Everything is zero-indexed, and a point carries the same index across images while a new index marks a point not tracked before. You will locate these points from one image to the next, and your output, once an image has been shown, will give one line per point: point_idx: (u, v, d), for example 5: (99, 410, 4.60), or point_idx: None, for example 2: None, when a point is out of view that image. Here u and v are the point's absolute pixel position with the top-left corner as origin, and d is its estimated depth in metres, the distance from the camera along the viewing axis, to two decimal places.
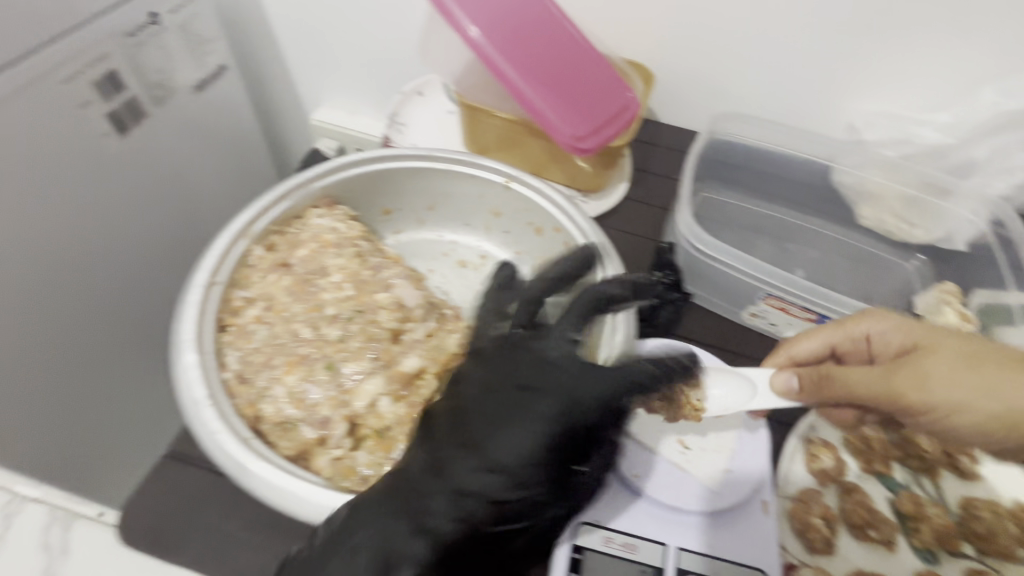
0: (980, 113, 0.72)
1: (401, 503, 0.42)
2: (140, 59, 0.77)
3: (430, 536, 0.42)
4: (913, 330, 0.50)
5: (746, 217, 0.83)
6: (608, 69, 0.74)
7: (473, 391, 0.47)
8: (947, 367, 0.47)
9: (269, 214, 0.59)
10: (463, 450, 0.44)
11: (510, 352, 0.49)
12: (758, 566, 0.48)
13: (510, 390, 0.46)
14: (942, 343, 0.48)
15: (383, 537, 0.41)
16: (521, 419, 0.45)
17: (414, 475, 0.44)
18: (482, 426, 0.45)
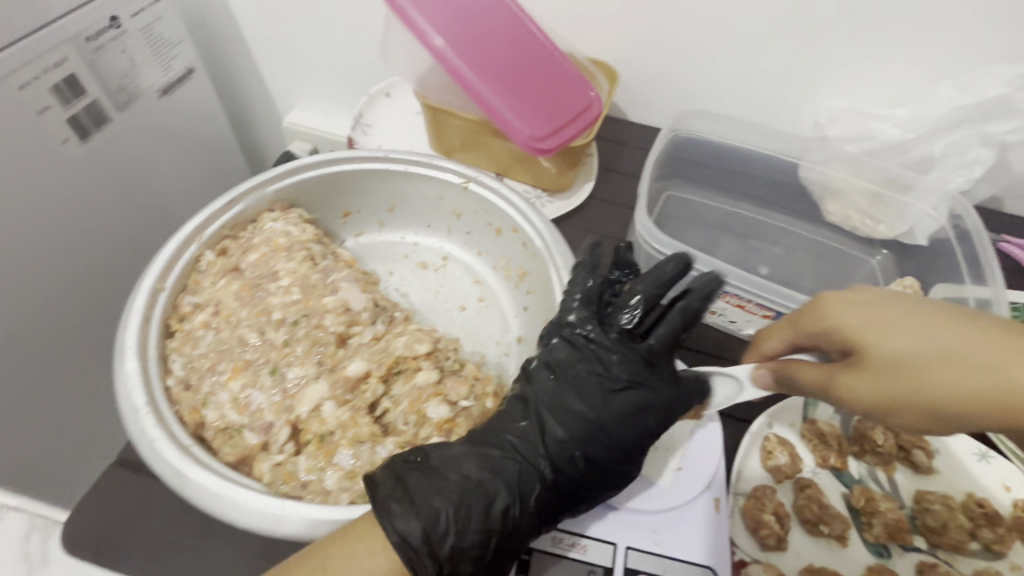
0: (937, 109, 0.72)
1: (496, 459, 0.46)
2: (99, 65, 0.73)
3: (533, 489, 0.46)
4: (849, 323, 0.44)
5: (712, 215, 0.83)
6: (569, 67, 0.73)
7: (580, 372, 0.50)
8: (881, 373, 0.42)
9: (220, 218, 0.60)
10: (570, 428, 0.48)
11: (625, 345, 0.50)
12: (705, 564, 0.48)
13: (620, 381, 0.49)
14: (879, 339, 0.42)
15: (476, 484, 0.44)
16: (634, 409, 0.49)
17: (517, 442, 0.47)
18: (595, 408, 0.49)
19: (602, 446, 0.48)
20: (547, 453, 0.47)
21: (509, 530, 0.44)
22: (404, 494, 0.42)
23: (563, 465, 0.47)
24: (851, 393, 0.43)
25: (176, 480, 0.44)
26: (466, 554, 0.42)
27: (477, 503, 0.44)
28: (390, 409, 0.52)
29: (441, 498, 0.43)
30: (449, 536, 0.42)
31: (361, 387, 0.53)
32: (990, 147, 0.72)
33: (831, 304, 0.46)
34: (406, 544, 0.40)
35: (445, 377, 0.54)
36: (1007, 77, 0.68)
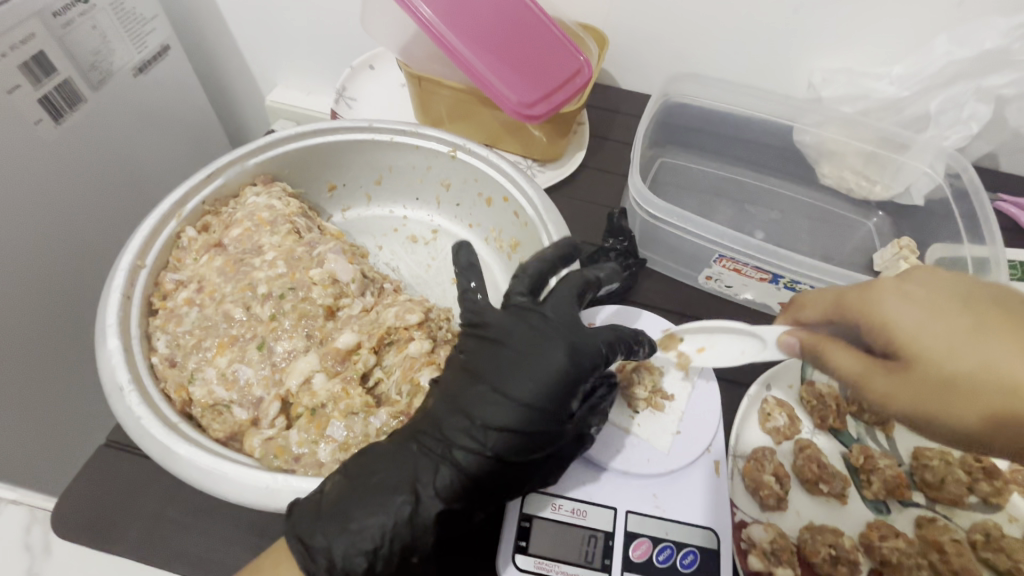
0: (932, 63, 0.70)
1: (401, 450, 0.45)
2: (70, 42, 0.70)
3: (438, 475, 0.43)
4: (907, 327, 0.40)
5: (705, 180, 0.81)
6: (557, 30, 0.70)
7: (480, 354, 0.47)
8: (925, 386, 0.39)
9: (200, 193, 0.60)
10: (473, 411, 0.45)
11: (521, 313, 0.49)
12: (702, 523, 0.49)
13: (520, 347, 0.46)
14: (938, 350, 0.38)
15: (376, 479, 0.43)
16: (541, 369, 0.45)
17: (421, 433, 0.46)
18: (500, 381, 0.45)
19: (514, 418, 0.44)
20: (446, 437, 0.44)
21: (411, 525, 0.42)
22: (310, 497, 0.42)
23: (472, 446, 0.44)
24: (886, 399, 0.41)
25: (164, 457, 0.43)
26: (360, 550, 0.40)
27: (375, 497, 0.42)
28: (383, 379, 0.52)
29: (343, 497, 0.42)
30: (345, 536, 0.41)
31: (352, 359, 0.52)
32: (986, 103, 0.70)
33: (887, 297, 0.42)
34: (302, 544, 0.40)
35: (437, 347, 0.54)
36: (1003, 29, 0.66)
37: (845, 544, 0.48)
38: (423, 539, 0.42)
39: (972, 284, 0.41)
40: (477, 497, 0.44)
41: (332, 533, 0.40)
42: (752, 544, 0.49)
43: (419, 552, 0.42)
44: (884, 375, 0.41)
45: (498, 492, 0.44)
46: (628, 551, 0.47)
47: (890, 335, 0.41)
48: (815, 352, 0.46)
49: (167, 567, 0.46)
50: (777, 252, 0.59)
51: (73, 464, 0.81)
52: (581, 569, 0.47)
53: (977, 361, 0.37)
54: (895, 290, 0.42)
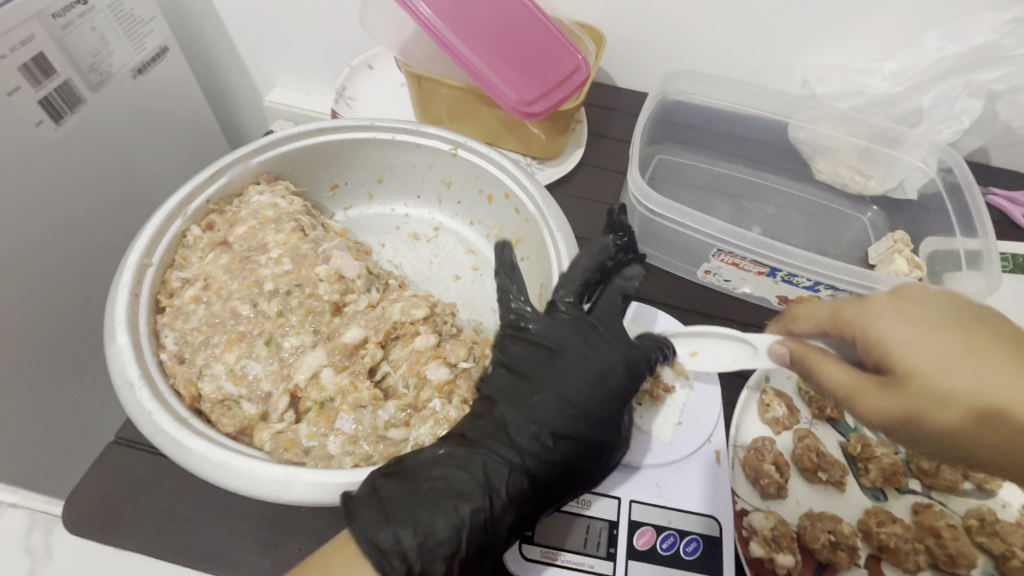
0: (925, 58, 0.71)
1: (462, 456, 0.45)
2: (69, 43, 0.70)
3: (505, 478, 0.45)
4: (901, 346, 0.39)
5: (702, 177, 0.82)
6: (555, 29, 0.71)
7: (532, 359, 0.50)
8: (914, 406, 0.39)
9: (204, 192, 0.61)
10: (535, 415, 0.48)
11: (576, 320, 0.52)
12: (706, 511, 0.50)
13: (579, 355, 0.50)
14: (931, 370, 0.38)
15: (446, 484, 0.43)
16: (598, 374, 0.49)
17: (483, 439, 0.47)
18: (560, 385, 0.49)
19: (574, 422, 0.48)
20: (512, 441, 0.47)
21: (481, 528, 0.43)
22: (376, 503, 0.42)
23: (536, 451, 0.47)
24: (875, 414, 0.41)
25: (175, 452, 0.44)
26: (437, 552, 0.41)
27: (448, 500, 0.43)
28: (390, 373, 0.53)
29: (413, 501, 0.42)
30: (419, 536, 0.41)
31: (360, 353, 0.53)
32: (977, 98, 0.72)
33: (880, 313, 0.41)
34: (374, 548, 0.40)
35: (443, 341, 0.54)
36: (994, 24, 0.67)
37: (843, 530, 0.49)
38: (489, 538, 0.43)
39: (962, 300, 0.41)
40: (543, 497, 0.46)
41: (406, 537, 0.40)
42: (753, 531, 0.49)
43: (485, 553, 0.43)
44: (875, 392, 0.40)
45: (550, 489, 0.47)
46: (632, 540, 0.48)
47: (882, 352, 0.41)
48: (806, 362, 0.46)
49: (180, 561, 0.46)
50: (773, 245, 0.60)
51: (75, 465, 0.81)
52: (587, 557, 0.47)
53: (968, 382, 0.37)
54: (892, 306, 0.41)
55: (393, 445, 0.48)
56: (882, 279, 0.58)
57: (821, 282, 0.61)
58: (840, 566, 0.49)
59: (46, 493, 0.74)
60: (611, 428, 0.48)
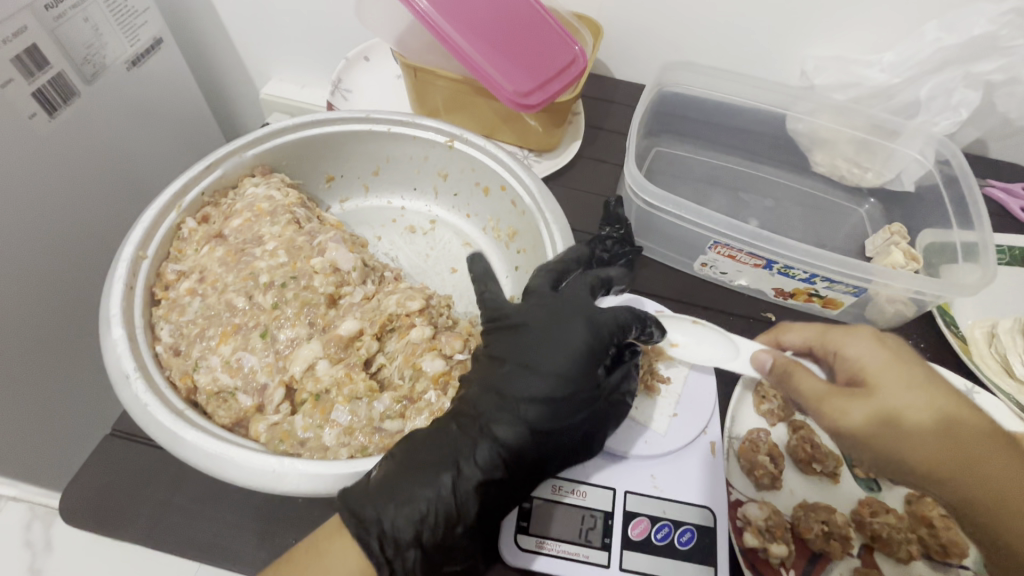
0: (923, 49, 0.70)
1: (439, 428, 0.46)
2: (62, 35, 0.69)
3: (478, 449, 0.46)
4: (876, 364, 0.47)
5: (700, 169, 0.82)
6: (551, 19, 0.70)
7: (504, 340, 0.51)
8: (876, 414, 0.45)
9: (200, 183, 0.61)
10: (503, 388, 0.48)
11: (544, 303, 0.53)
12: (701, 502, 0.50)
13: (544, 330, 0.50)
14: (898, 386, 0.46)
15: (426, 458, 0.44)
16: (562, 342, 0.49)
17: (458, 412, 0.48)
18: (526, 357, 0.49)
19: (541, 388, 0.48)
20: (483, 413, 0.47)
21: (453, 495, 0.43)
22: (364, 481, 0.42)
23: (507, 419, 0.47)
24: (844, 417, 0.46)
25: (170, 443, 0.44)
26: (406, 516, 0.41)
27: (427, 474, 0.43)
28: (385, 365, 0.53)
29: (390, 470, 0.43)
30: (396, 505, 0.42)
31: (355, 345, 0.53)
32: (975, 89, 0.71)
33: (856, 337, 0.49)
34: (349, 512, 0.41)
35: (439, 333, 0.54)
36: (992, 14, 0.67)
37: (837, 520, 0.50)
38: (463, 505, 0.44)
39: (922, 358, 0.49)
40: (523, 466, 0.47)
41: (386, 508, 0.41)
42: (747, 522, 0.50)
43: (459, 520, 0.43)
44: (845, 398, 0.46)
45: (524, 454, 0.47)
46: (627, 530, 0.49)
47: (859, 370, 0.47)
48: (789, 372, 0.49)
49: (179, 552, 0.47)
50: (769, 238, 0.60)
51: (74, 458, 0.81)
52: (581, 547, 0.48)
53: (924, 401, 0.45)
54: (869, 334, 0.49)
55: (389, 437, 0.48)
56: (876, 270, 0.58)
57: (817, 274, 0.61)
58: (833, 556, 0.49)
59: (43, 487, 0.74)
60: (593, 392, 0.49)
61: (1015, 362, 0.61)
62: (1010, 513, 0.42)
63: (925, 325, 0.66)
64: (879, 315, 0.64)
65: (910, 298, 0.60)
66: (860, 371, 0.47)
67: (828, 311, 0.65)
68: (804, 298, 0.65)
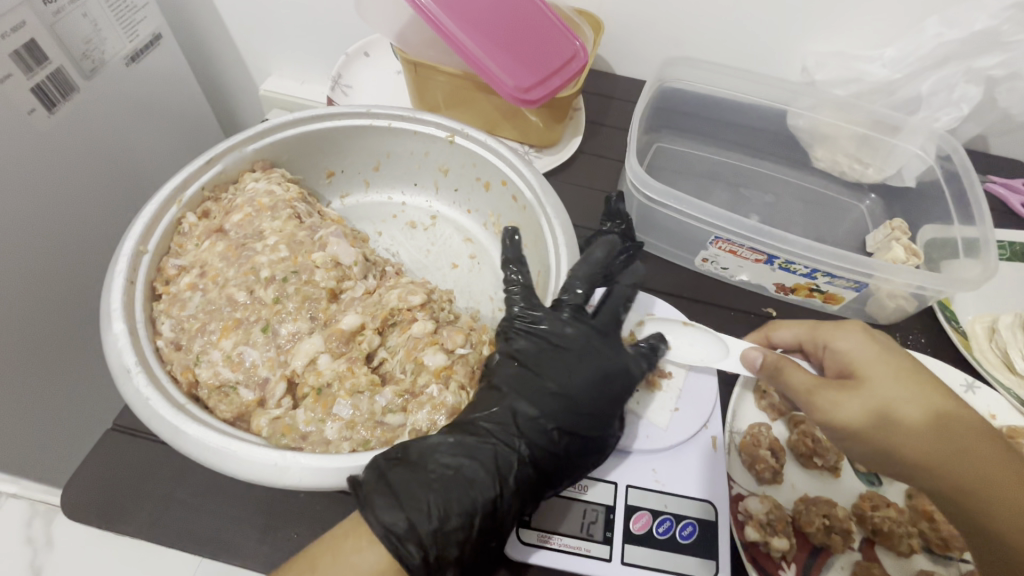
0: (924, 45, 0.70)
1: (470, 443, 0.45)
2: (61, 30, 0.69)
3: (511, 466, 0.45)
4: (864, 357, 0.47)
5: (699, 165, 0.82)
6: (552, 15, 0.70)
7: (539, 353, 0.51)
8: (867, 408, 0.45)
9: (200, 178, 0.60)
10: (540, 412, 0.48)
11: (580, 323, 0.53)
12: (702, 497, 0.50)
13: (581, 353, 0.51)
14: (886, 379, 0.45)
15: (457, 471, 0.43)
16: (596, 368, 0.51)
17: (490, 427, 0.47)
18: (562, 381, 0.50)
19: (578, 421, 0.49)
20: (520, 432, 0.47)
21: (493, 514, 0.43)
22: (388, 490, 0.41)
23: (541, 442, 0.47)
24: (836, 410, 0.45)
25: (171, 436, 0.44)
26: (451, 538, 0.41)
27: (459, 487, 0.43)
28: (387, 359, 0.54)
29: (424, 489, 0.42)
30: (431, 522, 0.41)
31: (357, 340, 0.53)
32: (976, 84, 0.71)
33: (845, 330, 0.49)
34: (390, 535, 0.40)
35: (441, 327, 0.54)
36: (994, 9, 0.66)
37: (838, 514, 0.49)
38: (502, 522, 0.44)
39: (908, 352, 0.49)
40: (546, 487, 0.47)
41: (420, 523, 0.41)
42: (749, 516, 0.50)
43: (495, 535, 0.44)
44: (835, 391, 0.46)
45: (552, 479, 0.47)
46: (628, 524, 0.49)
47: (847, 363, 0.48)
48: (781, 366, 0.49)
49: (180, 547, 0.47)
50: (769, 232, 0.60)
51: (74, 452, 0.81)
52: (583, 542, 0.48)
53: (912, 394, 0.45)
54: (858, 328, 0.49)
55: (391, 430, 0.48)
56: (875, 263, 0.58)
57: (818, 270, 0.61)
58: (834, 549, 0.49)
59: (44, 482, 0.74)
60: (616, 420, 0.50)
61: (1015, 357, 0.61)
62: (1008, 511, 0.42)
63: (925, 320, 0.66)
64: (880, 310, 0.64)
65: (911, 293, 0.60)
66: (850, 363, 0.47)
67: (829, 306, 0.65)
68: (805, 293, 0.65)
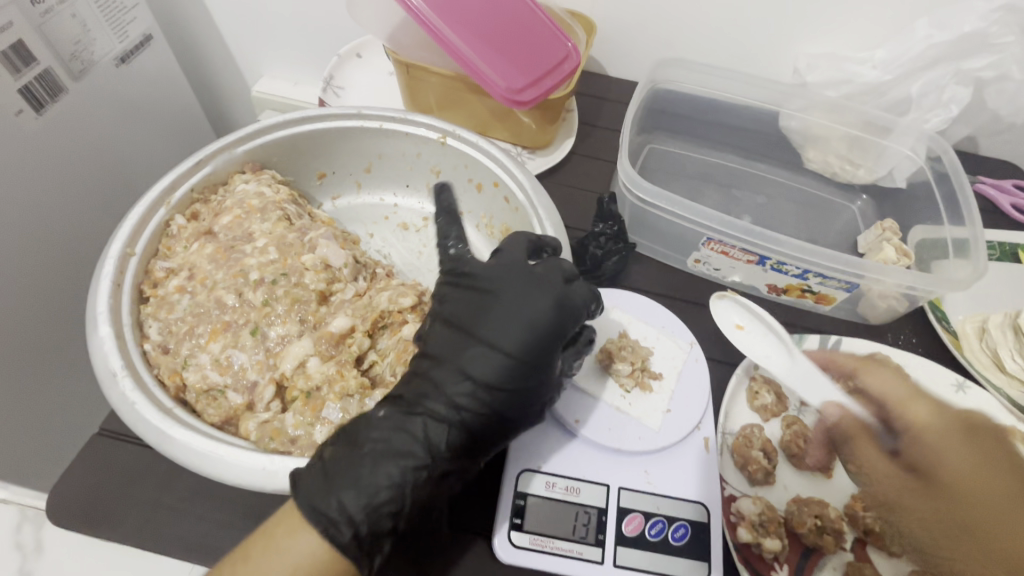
0: (913, 47, 0.71)
1: (401, 416, 0.45)
2: (49, 31, 0.68)
3: (440, 436, 0.45)
4: (935, 430, 0.42)
5: (692, 166, 0.82)
6: (544, 16, 0.70)
7: (466, 307, 0.49)
8: (937, 497, 0.40)
9: (188, 180, 0.60)
10: (469, 371, 0.46)
11: (507, 270, 0.50)
12: (694, 498, 0.50)
13: (506, 301, 0.48)
14: (951, 459, 0.40)
15: (387, 445, 0.44)
16: (522, 315, 0.47)
17: (421, 397, 0.46)
18: (492, 335, 0.47)
19: (505, 372, 0.46)
20: (447, 399, 0.46)
21: (425, 486, 0.44)
22: (320, 468, 0.42)
23: (468, 404, 0.46)
24: (892, 496, 0.42)
25: (159, 441, 0.44)
26: (383, 512, 0.41)
27: (390, 462, 0.43)
28: (377, 362, 0.53)
29: (357, 466, 0.42)
30: (363, 500, 0.41)
31: (347, 342, 0.53)
32: (966, 85, 0.71)
33: (931, 409, 0.43)
34: (319, 514, 0.40)
35: None
36: (982, 11, 0.67)
37: (830, 514, 0.50)
38: (433, 494, 0.44)
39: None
40: (475, 447, 0.47)
41: (350, 500, 0.41)
42: (741, 517, 0.50)
43: (432, 507, 0.44)
44: (900, 480, 0.42)
45: (479, 443, 0.47)
46: (621, 526, 0.49)
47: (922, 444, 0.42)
48: (852, 427, 0.48)
49: (167, 552, 0.46)
50: (761, 233, 0.60)
51: (62, 458, 0.80)
52: (575, 544, 0.48)
53: (976, 482, 0.38)
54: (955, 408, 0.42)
55: None
56: (867, 265, 0.58)
57: (810, 270, 0.61)
58: (827, 550, 0.49)
59: (32, 487, 0.74)
60: (546, 372, 0.47)
61: (1005, 356, 0.61)
62: None
63: (917, 321, 0.66)
64: (871, 310, 0.65)
65: (902, 293, 0.60)
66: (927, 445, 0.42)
67: (821, 306, 0.66)
68: (797, 294, 0.65)
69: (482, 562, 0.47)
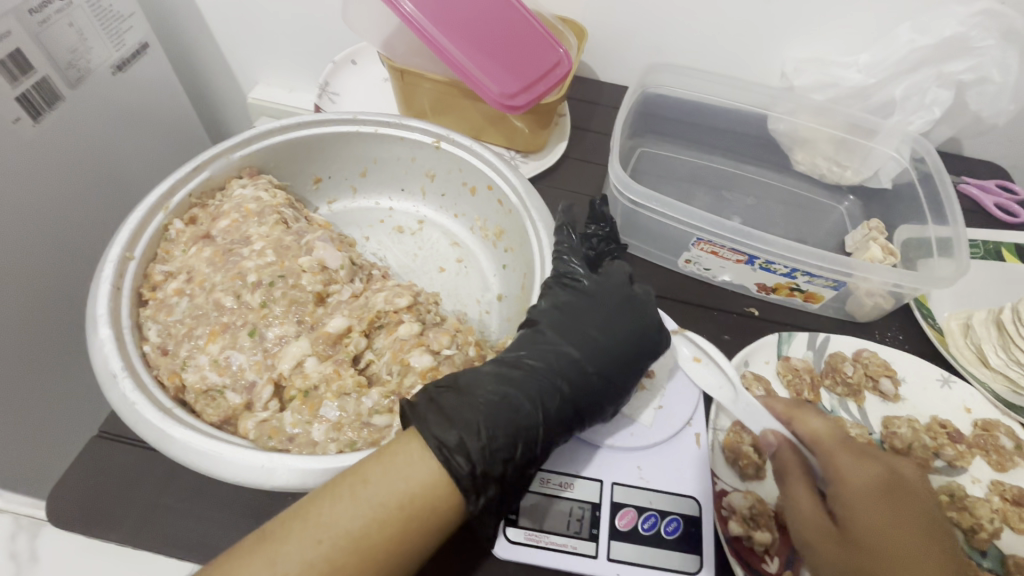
0: (897, 50, 0.72)
1: (512, 377, 0.48)
2: (48, 40, 0.69)
3: (552, 401, 0.48)
4: (859, 489, 0.47)
5: (683, 168, 0.83)
6: (536, 23, 0.71)
7: (574, 304, 0.55)
8: (857, 551, 0.43)
9: (188, 184, 0.61)
10: (578, 355, 0.52)
11: (614, 283, 0.57)
12: (686, 493, 0.51)
13: (608, 307, 0.55)
14: (868, 517, 0.45)
15: (503, 399, 0.46)
16: (623, 322, 0.54)
17: (535, 364, 0.50)
18: (599, 331, 0.54)
19: (605, 363, 0.52)
20: (559, 371, 0.50)
21: (534, 440, 0.46)
22: (440, 411, 0.44)
23: (575, 381, 0.50)
24: (816, 545, 0.45)
25: (158, 441, 0.45)
26: (497, 457, 0.43)
27: (505, 414, 0.45)
28: (374, 361, 0.54)
29: (475, 411, 0.44)
30: (480, 441, 0.43)
31: (343, 342, 0.54)
32: (948, 88, 0.73)
33: (859, 472, 0.48)
34: (443, 448, 0.42)
35: (427, 329, 0.55)
36: (962, 16, 0.69)
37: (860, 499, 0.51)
38: (539, 449, 0.47)
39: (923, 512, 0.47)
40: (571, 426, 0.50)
41: (468, 439, 0.43)
42: (732, 511, 0.50)
43: (533, 463, 0.46)
44: (824, 530, 0.45)
45: (573, 425, 0.50)
46: (615, 521, 0.50)
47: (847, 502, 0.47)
48: (787, 459, 0.50)
49: (167, 552, 0.46)
50: (750, 233, 0.61)
51: (59, 464, 0.80)
52: (570, 539, 0.49)
53: (885, 539, 0.44)
54: (876, 471, 0.48)
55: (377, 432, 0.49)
56: (855, 264, 0.60)
57: (798, 269, 0.62)
58: None
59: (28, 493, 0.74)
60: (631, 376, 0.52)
61: (989, 352, 0.62)
62: None
63: (902, 318, 0.68)
64: (858, 308, 0.66)
65: (888, 290, 0.61)
66: (855, 505, 0.46)
67: (810, 305, 0.67)
68: (786, 293, 0.67)
69: (478, 559, 0.47)
